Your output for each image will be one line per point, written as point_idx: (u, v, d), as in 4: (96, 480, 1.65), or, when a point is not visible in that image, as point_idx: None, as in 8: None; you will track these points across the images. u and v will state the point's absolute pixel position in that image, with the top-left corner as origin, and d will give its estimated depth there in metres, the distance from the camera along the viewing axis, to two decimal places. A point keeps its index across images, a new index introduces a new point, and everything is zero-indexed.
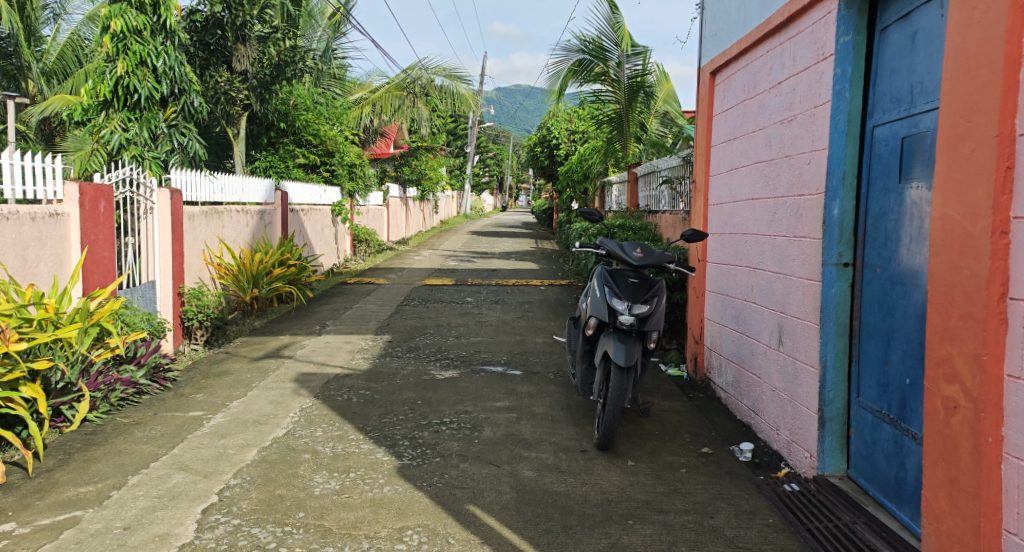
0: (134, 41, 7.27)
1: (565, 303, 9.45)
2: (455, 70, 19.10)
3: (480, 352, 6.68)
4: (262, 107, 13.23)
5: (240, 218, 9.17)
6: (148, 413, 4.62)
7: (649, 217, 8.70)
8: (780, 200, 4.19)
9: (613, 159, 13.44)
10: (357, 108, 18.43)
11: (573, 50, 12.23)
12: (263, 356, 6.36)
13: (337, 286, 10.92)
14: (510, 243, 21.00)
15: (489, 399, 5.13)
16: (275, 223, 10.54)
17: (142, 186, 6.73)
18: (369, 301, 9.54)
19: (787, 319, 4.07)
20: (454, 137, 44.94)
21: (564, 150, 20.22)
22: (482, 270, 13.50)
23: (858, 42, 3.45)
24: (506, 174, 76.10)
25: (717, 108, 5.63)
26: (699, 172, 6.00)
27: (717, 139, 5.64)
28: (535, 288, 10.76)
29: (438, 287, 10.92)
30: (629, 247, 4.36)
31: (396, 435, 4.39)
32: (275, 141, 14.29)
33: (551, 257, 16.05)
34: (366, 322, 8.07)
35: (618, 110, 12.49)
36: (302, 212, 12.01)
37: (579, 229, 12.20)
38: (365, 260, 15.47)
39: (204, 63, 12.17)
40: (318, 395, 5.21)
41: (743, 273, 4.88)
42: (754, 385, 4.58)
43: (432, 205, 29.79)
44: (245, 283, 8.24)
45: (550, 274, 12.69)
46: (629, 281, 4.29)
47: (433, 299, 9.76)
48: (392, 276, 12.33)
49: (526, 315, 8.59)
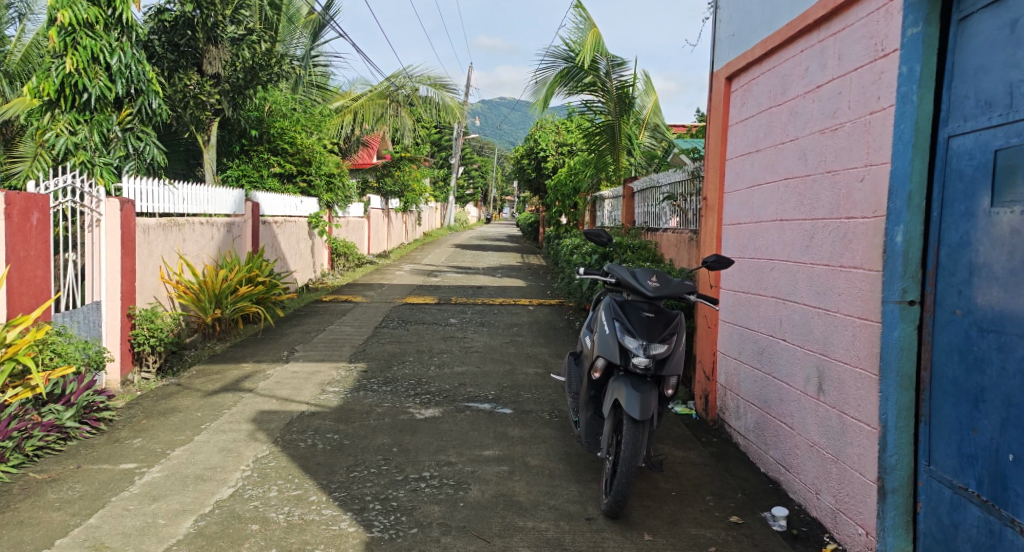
0: (85, 35, 6.52)
1: (557, 326, 8.81)
2: (439, 79, 18.50)
3: (465, 385, 6.02)
4: (234, 113, 12.50)
5: (205, 231, 8.45)
6: (70, 466, 3.91)
7: (649, 235, 8.11)
8: (820, 223, 3.57)
9: (604, 173, 12.85)
10: (338, 116, 17.74)
11: (559, 58, 11.61)
12: (220, 389, 5.65)
13: (311, 304, 10.19)
14: (495, 257, 20.37)
15: (476, 447, 4.46)
16: (244, 236, 9.82)
17: (88, 195, 6.00)
18: (345, 322, 8.83)
19: (829, 362, 3.44)
20: (438, 149, 44.43)
21: (553, 163, 19.66)
22: (467, 288, 12.83)
23: (930, 34, 2.83)
24: (490, 186, 75.56)
25: (735, 117, 5.03)
26: (713, 187, 5.40)
27: (734, 151, 5.05)
28: (523, 308, 10.11)
29: (420, 306, 10.24)
30: (644, 276, 3.73)
31: (365, 495, 3.70)
32: (249, 149, 13.56)
33: (538, 274, 15.41)
34: (340, 347, 7.37)
35: (608, 121, 11.92)
36: (276, 224, 11.29)
37: (569, 246, 11.59)
38: (343, 275, 14.75)
39: (173, 65, 11.49)
40: (278, 440, 4.51)
41: (769, 304, 4.25)
42: (784, 437, 3.94)
43: (415, 218, 29.13)
44: (206, 304, 7.50)
45: (538, 293, 12.05)
46: (643, 316, 3.66)
47: (415, 320, 9.08)
48: (371, 293, 11.62)
49: (515, 339, 7.94)
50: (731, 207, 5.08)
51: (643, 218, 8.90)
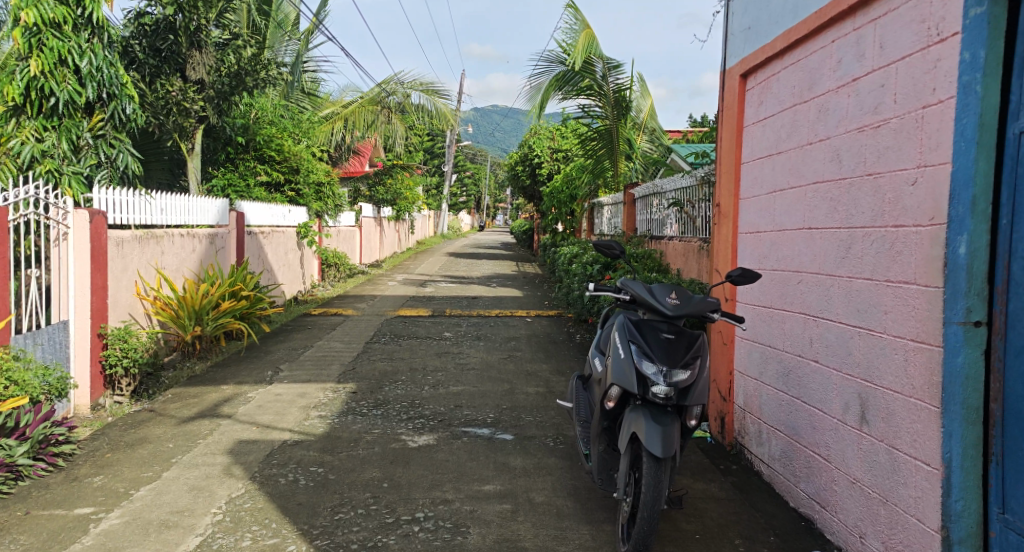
0: (52, 36, 6.11)
1: (557, 340, 8.40)
2: (432, 85, 18.08)
3: (461, 407, 5.60)
4: (219, 121, 12.03)
5: (185, 243, 8.02)
6: (17, 514, 3.47)
7: (654, 244, 7.73)
8: (861, 232, 3.17)
9: (602, 179, 12.46)
10: (328, 124, 17.34)
11: (553, 61, 11.26)
12: (196, 415, 5.21)
13: (299, 318, 9.75)
14: (490, 266, 19.98)
15: (475, 481, 4.05)
16: (228, 247, 9.38)
17: (54, 207, 5.57)
18: (334, 338, 8.40)
19: (874, 390, 3.04)
20: (431, 157, 44.08)
21: (547, 169, 19.30)
22: (461, 299, 12.41)
23: (996, 15, 2.43)
24: (484, 194, 75.21)
25: (751, 117, 4.65)
26: (727, 194, 5.02)
27: (751, 154, 4.67)
28: (521, 320, 9.71)
29: (413, 319, 9.82)
30: (663, 293, 3.33)
31: (350, 543, 3.28)
32: (234, 157, 13.12)
33: (534, 283, 15.03)
34: (328, 365, 6.94)
35: (606, 126, 11.55)
36: (262, 235, 10.86)
37: (566, 255, 11.19)
38: (333, 287, 14.34)
39: (155, 70, 11.10)
40: (255, 476, 4.08)
41: (796, 321, 3.85)
42: (818, 470, 3.54)
43: (408, 226, 28.75)
44: (186, 321, 7.05)
45: (536, 303, 11.64)
46: (663, 338, 3.27)
47: (407, 335, 8.65)
48: (362, 306, 11.20)
49: (513, 354, 7.53)
50: (749, 214, 4.70)
51: (647, 226, 8.52)
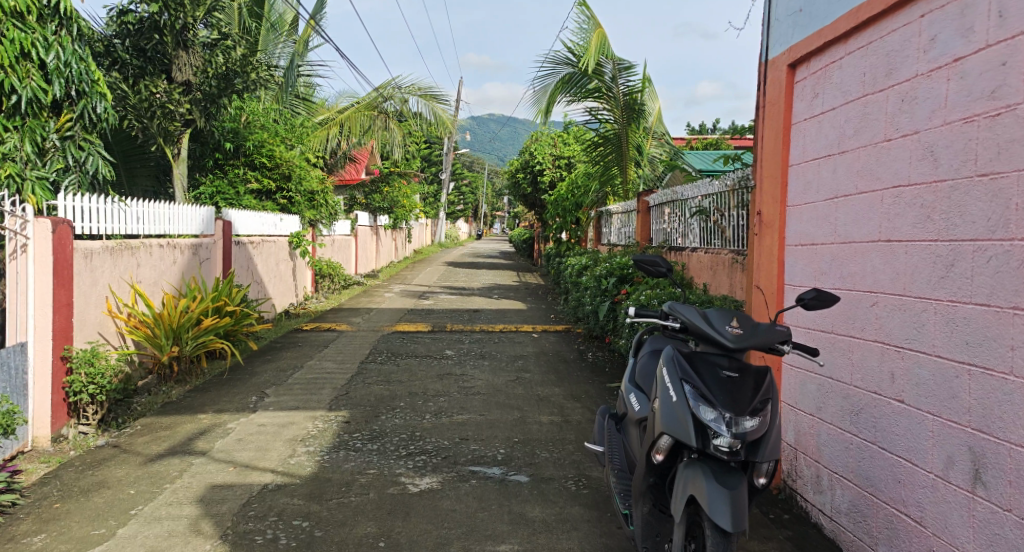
0: (15, 26, 5.47)
1: (568, 358, 7.79)
2: (431, 90, 17.50)
3: (468, 441, 4.98)
4: (207, 125, 11.41)
5: (164, 254, 7.39)
6: None
7: (675, 256, 7.14)
8: (971, 246, 2.59)
9: (610, 186, 11.89)
10: (323, 130, 16.79)
11: (560, 62, 10.70)
12: (166, 451, 4.58)
13: (290, 334, 9.12)
14: (490, 276, 19.41)
15: (488, 540, 3.43)
16: (214, 258, 8.75)
17: (11, 216, 4.93)
18: (327, 357, 7.77)
19: (994, 445, 2.44)
20: (429, 165, 43.56)
21: (549, 177, 18.75)
22: (462, 312, 11.80)
23: None
24: (481, 202, 74.74)
25: (802, 114, 4.06)
26: (771, 201, 4.43)
27: (801, 155, 4.08)
28: (527, 337, 9.10)
29: (411, 335, 9.20)
30: (720, 321, 2.73)
31: None
32: (223, 163, 12.53)
33: (538, 295, 14.42)
34: (319, 389, 6.32)
35: (615, 131, 10.99)
36: (252, 245, 10.24)
37: (574, 266, 10.61)
38: (328, 299, 13.73)
39: (139, 71, 10.52)
40: (228, 532, 3.45)
41: (871, 352, 3.24)
42: (905, 533, 2.94)
43: (405, 235, 28.19)
44: (162, 340, 6.41)
45: (541, 317, 11.04)
46: (723, 376, 2.65)
47: (406, 353, 8.03)
48: (357, 320, 10.58)
49: (522, 376, 6.93)
50: (799, 224, 4.10)
51: (665, 236, 7.95)
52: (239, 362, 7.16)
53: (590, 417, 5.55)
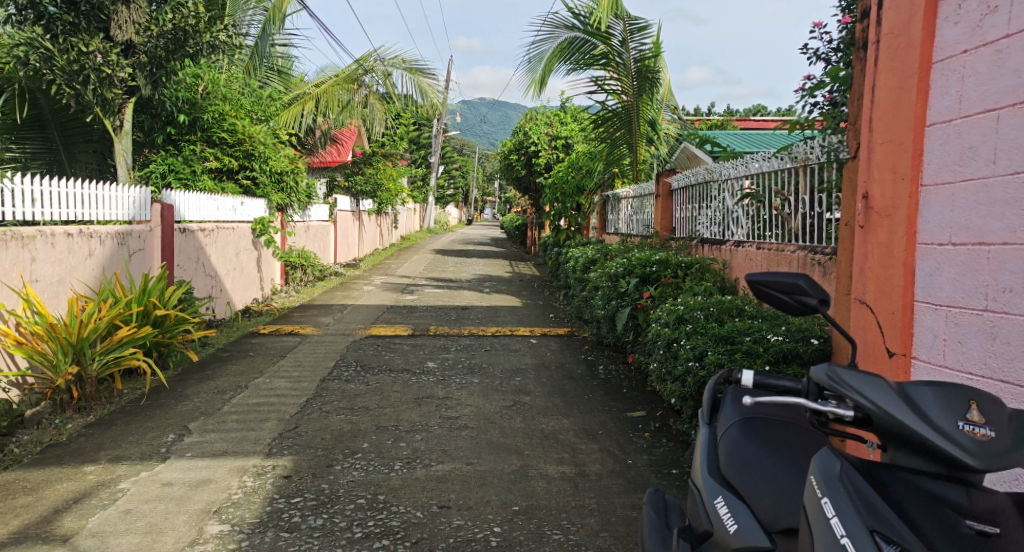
0: None
1: (575, 375, 6.40)
2: (417, 63, 15.96)
3: (449, 512, 3.59)
4: (154, 93, 9.95)
5: (76, 245, 5.93)
6: None
7: (713, 250, 5.77)
8: None
9: (618, 166, 10.46)
10: (297, 105, 15.29)
11: (559, 26, 9.23)
12: (9, 538, 3.16)
13: (242, 340, 7.69)
14: (480, 265, 18.02)
15: None
16: (151, 251, 7.30)
17: None
18: (281, 370, 6.36)
19: None
20: (417, 148, 41.93)
21: (545, 158, 17.31)
22: (449, 309, 10.39)
23: None
24: (472, 186, 73.07)
25: (958, 44, 2.69)
26: (889, 179, 3.05)
27: (954, 108, 2.71)
28: (525, 344, 7.72)
29: (387, 342, 7.78)
30: (944, 412, 1.36)
31: None
32: (177, 139, 11.12)
33: (533, 288, 13.05)
34: (261, 421, 4.90)
35: (625, 104, 9.56)
36: (202, 233, 8.79)
37: (578, 260, 9.22)
38: (299, 292, 12.30)
39: (72, 28, 8.90)
40: None
41: None
42: None
43: (390, 221, 26.67)
44: (58, 358, 4.94)
45: (539, 317, 9.64)
46: (964, 532, 1.32)
47: (378, 367, 6.62)
48: (327, 320, 9.17)
49: (520, 400, 5.56)
50: (946, 213, 2.73)
51: (695, 225, 6.57)
52: (162, 385, 5.50)
53: (612, 467, 4.20)
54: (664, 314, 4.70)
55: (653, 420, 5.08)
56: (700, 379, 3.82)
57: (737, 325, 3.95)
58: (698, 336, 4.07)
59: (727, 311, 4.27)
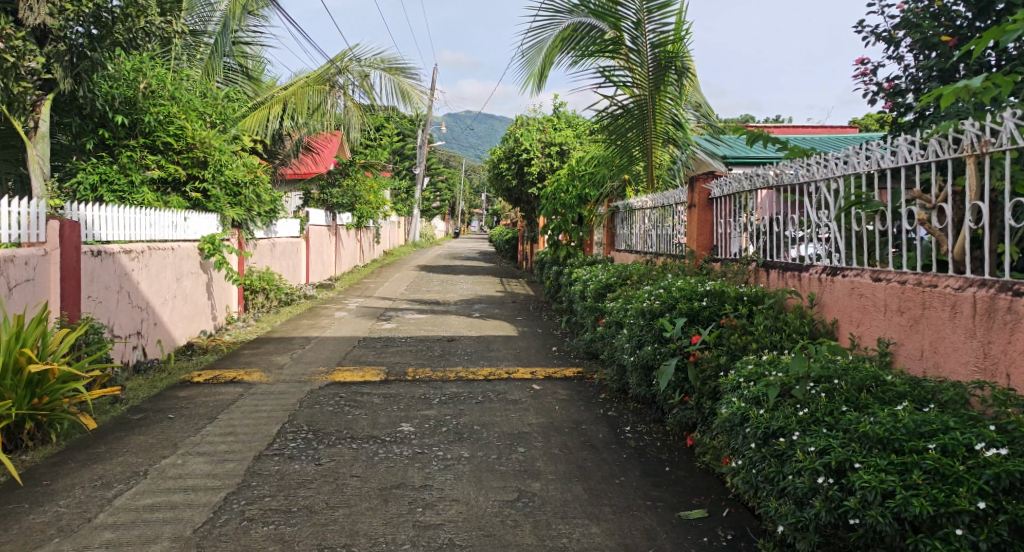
0: None
1: (596, 444, 4.83)
2: (396, 62, 14.43)
3: None
4: (79, 90, 8.39)
5: None
6: None
7: (789, 279, 4.22)
8: None
9: (629, 172, 8.95)
10: (263, 109, 13.69)
11: (561, 9, 7.72)
12: None
13: (168, 393, 6.06)
14: (469, 284, 16.50)
15: None
16: (45, 281, 5.68)
17: None
18: (203, 443, 4.74)
19: None
20: (401, 159, 40.37)
21: (538, 166, 15.81)
22: (433, 342, 8.80)
23: None
24: (458, 199, 71.54)
25: None
26: None
27: None
28: (527, 395, 6.15)
29: (353, 392, 6.17)
30: None
31: None
32: (113, 145, 9.53)
33: (529, 313, 11.48)
34: (146, 544, 3.30)
35: (639, 99, 8.04)
36: (127, 255, 7.19)
37: (588, 284, 7.68)
38: (260, 321, 10.68)
39: None
40: None
41: None
42: None
43: (372, 235, 25.06)
44: None
45: (539, 352, 8.07)
46: None
47: (336, 435, 5.02)
48: (284, 359, 7.57)
49: (527, 494, 3.99)
50: None
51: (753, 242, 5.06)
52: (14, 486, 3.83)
53: None
54: (742, 380, 3.17)
55: (721, 525, 3.52)
56: (836, 510, 2.27)
57: (891, 415, 2.42)
58: (822, 429, 2.53)
59: (858, 387, 2.73)
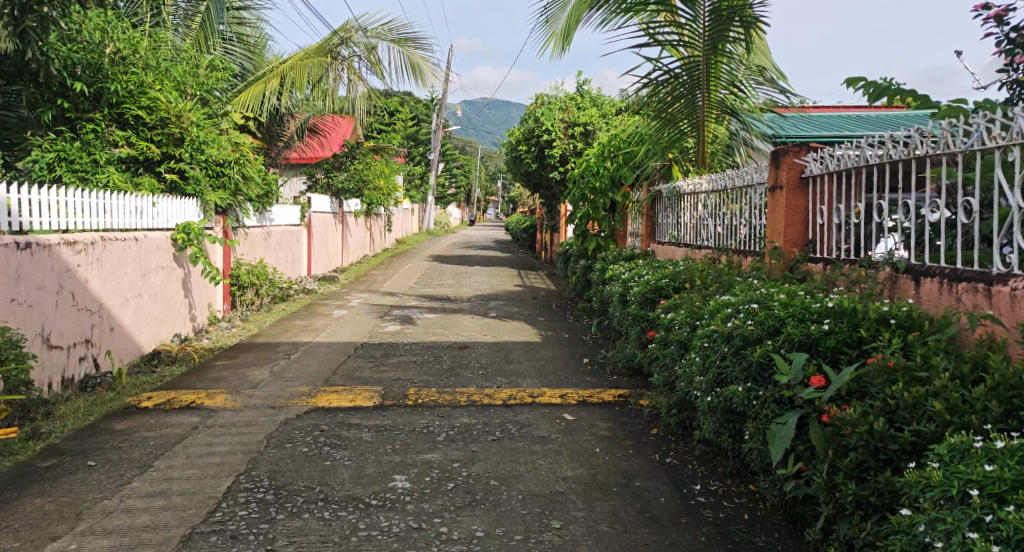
0: None
1: (660, 517, 3.47)
2: (405, 32, 13.02)
3: None
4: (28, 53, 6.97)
5: None
6: None
7: (965, 294, 2.86)
8: None
9: (676, 148, 7.53)
10: (259, 83, 12.35)
11: None
12: None
13: (103, 425, 4.79)
14: (484, 277, 15.14)
15: None
16: None
17: None
18: (118, 511, 3.45)
19: None
20: (415, 144, 38.81)
21: (561, 150, 14.37)
22: (441, 350, 7.46)
23: None
24: (474, 185, 69.87)
25: None
26: None
27: None
28: (557, 431, 4.78)
29: (337, 425, 4.85)
30: None
31: None
32: (74, 118, 8.20)
33: (553, 313, 10.06)
34: None
35: (693, 60, 6.60)
36: (71, 248, 5.90)
37: (630, 286, 6.27)
38: (247, 320, 9.40)
39: None
40: None
41: None
42: None
43: (383, 223, 23.68)
44: None
45: (568, 365, 6.70)
46: None
47: (304, 496, 3.70)
48: (261, 374, 6.26)
49: None
50: None
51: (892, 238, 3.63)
52: None
53: None
54: (973, 493, 1.97)
55: None
56: None
57: None
58: None
59: None
